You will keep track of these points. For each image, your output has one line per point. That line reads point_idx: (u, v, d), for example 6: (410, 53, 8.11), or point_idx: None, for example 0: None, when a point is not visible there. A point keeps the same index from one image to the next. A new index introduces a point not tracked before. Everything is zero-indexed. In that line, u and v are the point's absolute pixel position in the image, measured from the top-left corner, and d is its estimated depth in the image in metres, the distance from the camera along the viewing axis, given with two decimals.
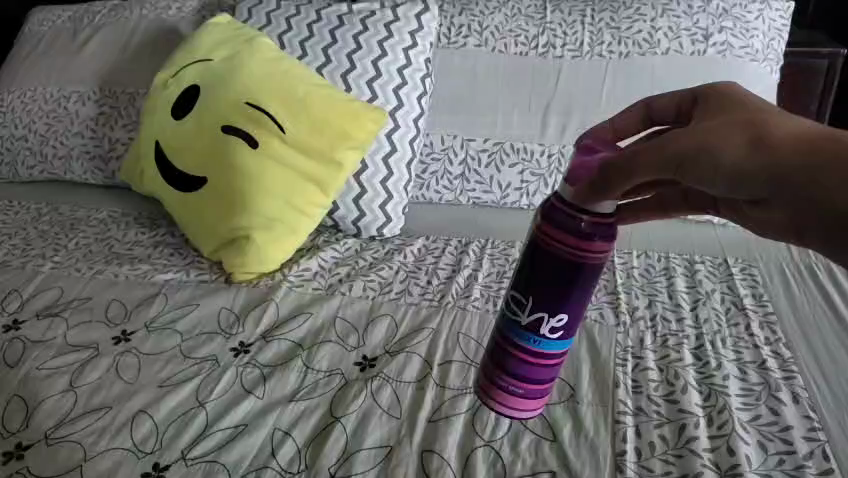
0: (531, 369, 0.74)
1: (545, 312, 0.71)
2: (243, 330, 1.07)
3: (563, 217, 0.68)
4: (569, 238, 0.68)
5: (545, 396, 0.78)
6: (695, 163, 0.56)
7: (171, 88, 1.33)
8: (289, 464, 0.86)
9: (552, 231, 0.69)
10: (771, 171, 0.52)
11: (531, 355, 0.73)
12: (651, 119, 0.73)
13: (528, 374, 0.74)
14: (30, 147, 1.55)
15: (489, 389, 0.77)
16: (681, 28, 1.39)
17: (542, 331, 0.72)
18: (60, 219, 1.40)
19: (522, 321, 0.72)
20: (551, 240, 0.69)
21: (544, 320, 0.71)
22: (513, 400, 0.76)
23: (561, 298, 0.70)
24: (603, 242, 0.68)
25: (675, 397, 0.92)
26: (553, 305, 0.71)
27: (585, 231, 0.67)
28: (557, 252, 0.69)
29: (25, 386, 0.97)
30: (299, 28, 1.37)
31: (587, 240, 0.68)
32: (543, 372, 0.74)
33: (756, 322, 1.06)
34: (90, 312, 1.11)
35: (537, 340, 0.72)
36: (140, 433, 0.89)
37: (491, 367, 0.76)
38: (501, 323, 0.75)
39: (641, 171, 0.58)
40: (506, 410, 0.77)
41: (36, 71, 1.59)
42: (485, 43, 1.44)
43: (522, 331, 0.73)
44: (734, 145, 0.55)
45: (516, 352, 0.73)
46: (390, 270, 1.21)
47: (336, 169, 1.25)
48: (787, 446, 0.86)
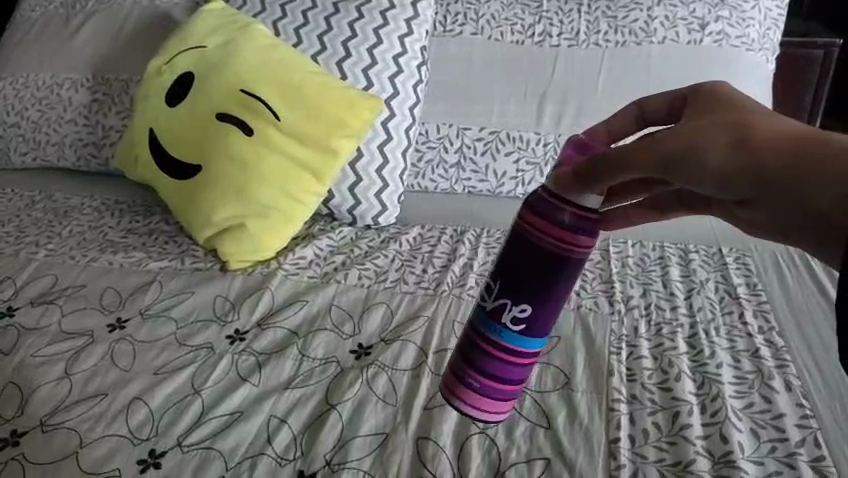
0: (499, 365, 0.72)
1: (510, 299, 0.71)
2: (238, 317, 1.07)
3: (544, 203, 0.69)
4: (549, 226, 0.68)
5: (512, 399, 0.75)
6: (684, 163, 0.58)
7: (165, 74, 1.32)
8: (285, 451, 0.87)
9: (532, 217, 0.69)
10: (757, 175, 0.56)
11: (497, 350, 0.72)
12: (645, 120, 0.73)
13: (496, 371, 0.73)
14: (23, 134, 1.54)
15: (455, 387, 0.75)
16: (678, 17, 1.39)
17: (506, 322, 0.71)
18: (54, 207, 1.40)
19: (488, 307, 0.72)
20: (529, 225, 0.69)
21: (506, 307, 0.71)
22: (476, 399, 0.74)
23: (526, 289, 0.70)
24: (582, 236, 0.69)
25: (669, 385, 0.93)
26: (520, 294, 0.70)
27: (566, 220, 0.68)
28: (536, 240, 0.69)
29: (19, 373, 0.97)
30: (294, 15, 1.36)
31: (564, 229, 0.68)
32: (513, 372, 0.73)
33: (750, 311, 1.07)
34: (85, 300, 1.10)
35: (501, 329, 0.72)
36: (136, 419, 0.90)
37: (459, 363, 0.74)
38: (473, 315, 0.74)
39: (630, 171, 0.61)
40: (469, 409, 0.75)
41: (27, 57, 1.58)
42: (481, 31, 1.43)
43: (487, 319, 0.72)
44: (719, 146, 0.58)
45: (484, 345, 0.72)
46: (385, 259, 1.21)
47: (332, 157, 1.25)
48: (780, 434, 0.86)
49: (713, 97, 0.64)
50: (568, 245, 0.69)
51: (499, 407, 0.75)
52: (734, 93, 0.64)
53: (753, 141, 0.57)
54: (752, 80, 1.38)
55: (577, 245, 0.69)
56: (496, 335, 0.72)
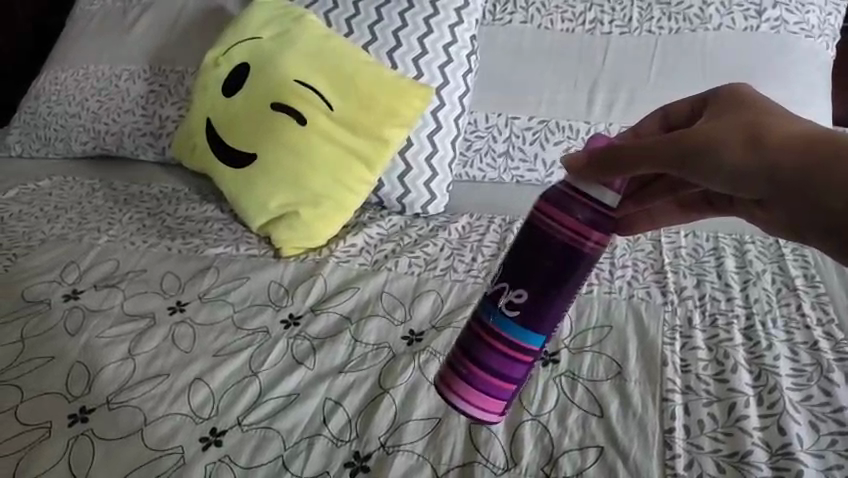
0: (499, 359, 0.73)
1: (508, 283, 0.72)
2: (292, 302, 1.10)
3: (558, 194, 0.70)
4: (560, 215, 0.69)
5: (504, 398, 0.75)
6: (701, 159, 0.58)
7: (222, 66, 1.35)
8: (341, 432, 0.89)
9: (545, 207, 0.71)
10: (769, 172, 0.55)
11: (492, 340, 0.73)
12: (669, 122, 0.72)
13: (495, 365, 0.73)
14: (83, 124, 1.59)
15: (452, 380, 0.75)
16: (734, 3, 1.36)
17: (502, 306, 0.73)
18: (114, 194, 1.44)
19: (489, 293, 0.74)
20: (540, 212, 0.71)
21: (504, 291, 0.73)
22: (467, 390, 0.75)
23: (528, 276, 0.72)
24: (592, 231, 0.69)
25: (725, 376, 0.92)
26: (521, 280, 0.72)
27: (577, 210, 0.69)
28: (545, 229, 0.70)
29: (85, 353, 1.01)
30: (345, 5, 1.37)
31: (574, 220, 0.69)
32: (509, 368, 0.73)
33: (808, 303, 1.05)
34: (145, 284, 1.14)
35: (499, 316, 0.73)
36: (197, 399, 0.94)
37: (460, 357, 0.75)
38: (479, 306, 0.75)
39: (645, 162, 0.61)
40: (460, 402, 0.75)
41: (88, 50, 1.63)
42: (530, 19, 1.43)
43: (488, 306, 0.74)
44: (738, 144, 0.57)
45: (485, 335, 0.74)
46: (435, 247, 1.22)
47: (383, 146, 1.26)
48: (840, 426, 0.85)
49: (740, 98, 0.64)
50: (578, 236, 0.70)
51: (486, 403, 0.75)
52: (757, 95, 0.64)
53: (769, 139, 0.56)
54: (810, 68, 1.35)
55: (586, 240, 0.70)
56: (494, 323, 0.73)
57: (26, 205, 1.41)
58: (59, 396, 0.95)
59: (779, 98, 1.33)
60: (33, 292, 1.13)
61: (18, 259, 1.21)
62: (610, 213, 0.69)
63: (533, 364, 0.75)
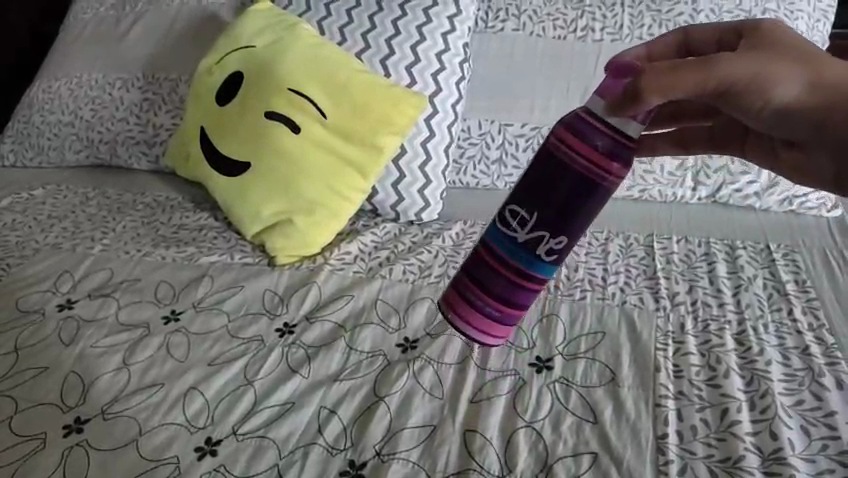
0: (523, 293, 0.76)
1: (547, 230, 0.72)
2: (287, 311, 1.10)
3: (585, 129, 0.69)
4: (581, 148, 0.69)
5: (516, 322, 0.80)
6: (749, 93, 0.65)
7: (216, 74, 1.35)
8: (336, 440, 0.89)
9: (572, 141, 0.69)
10: (818, 115, 0.66)
11: (511, 274, 0.74)
12: (689, 46, 0.77)
13: (518, 298, 0.76)
14: (77, 133, 1.60)
15: (472, 310, 0.78)
16: (724, 11, 1.37)
17: (541, 254, 0.73)
18: (108, 203, 1.45)
19: (520, 239, 0.73)
20: (559, 143, 0.70)
21: (544, 239, 0.72)
22: (482, 319, 0.78)
23: (549, 214, 0.72)
24: (611, 165, 0.69)
25: (717, 382, 0.93)
26: (554, 223, 0.72)
27: (597, 142, 0.69)
28: (564, 162, 0.70)
29: (80, 363, 1.01)
30: (338, 14, 1.38)
31: (594, 153, 0.69)
32: (528, 297, 0.76)
33: (799, 308, 1.06)
34: (140, 293, 1.14)
35: (533, 258, 0.73)
36: (192, 408, 0.94)
37: (483, 291, 0.76)
38: (499, 245, 0.74)
39: (681, 91, 0.64)
40: (480, 329, 0.79)
41: (81, 58, 1.63)
42: (523, 27, 1.44)
43: (508, 243, 0.74)
44: (788, 83, 0.65)
45: (513, 274, 0.74)
46: (429, 254, 1.23)
47: (377, 154, 1.27)
48: (831, 431, 0.86)
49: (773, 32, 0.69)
50: (599, 171, 0.70)
51: (502, 328, 0.79)
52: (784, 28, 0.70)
53: (818, 82, 0.65)
54: None
55: (605, 175, 0.70)
56: (516, 260, 0.74)
57: (19, 214, 1.41)
58: (53, 407, 0.94)
59: None
60: (27, 302, 1.13)
61: (13, 268, 1.21)
62: (629, 145, 0.69)
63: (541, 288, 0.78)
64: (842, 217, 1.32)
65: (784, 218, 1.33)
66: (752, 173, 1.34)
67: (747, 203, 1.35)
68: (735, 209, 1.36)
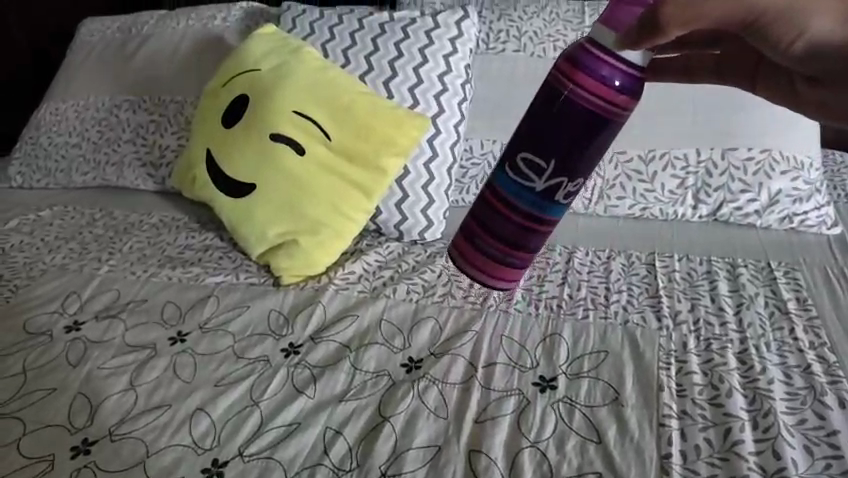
0: (539, 238, 0.77)
1: (564, 176, 0.73)
2: (292, 331, 1.11)
3: (596, 65, 0.67)
4: (591, 84, 0.68)
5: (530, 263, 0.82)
6: (775, 23, 0.63)
7: (221, 97, 1.37)
8: (342, 461, 0.90)
9: (583, 79, 0.68)
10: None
11: (526, 222, 0.75)
12: None
13: (534, 244, 0.78)
14: (84, 154, 1.62)
15: (489, 261, 0.79)
16: None
17: (558, 198, 0.75)
18: (114, 224, 1.46)
19: (538, 189, 0.74)
20: (566, 81, 0.69)
21: (561, 186, 0.73)
22: (497, 268, 0.79)
23: (563, 155, 0.72)
24: (621, 97, 0.69)
25: (720, 401, 0.93)
26: (569, 168, 0.72)
27: (606, 76, 0.67)
28: (573, 100, 0.69)
29: (88, 384, 1.02)
30: (342, 37, 1.41)
31: (605, 87, 0.68)
32: (543, 240, 0.78)
33: (800, 326, 1.07)
34: (147, 314, 1.15)
35: (548, 205, 0.75)
36: (198, 430, 0.94)
37: (501, 243, 0.77)
38: (513, 196, 0.75)
39: (702, 18, 0.61)
40: (498, 277, 0.80)
41: (90, 82, 1.66)
42: (523, 48, 1.46)
43: (523, 193, 0.74)
44: (823, 13, 0.62)
45: (529, 224, 0.76)
46: (433, 273, 1.24)
47: (380, 175, 1.28)
48: (834, 450, 0.86)
49: None
50: (612, 107, 0.69)
51: (518, 272, 0.81)
52: None
53: None
54: None
55: (617, 109, 0.69)
56: (532, 209, 0.75)
57: (27, 235, 1.42)
58: (60, 428, 0.95)
59: (767, 123, 1.35)
60: (35, 323, 1.14)
61: (20, 290, 1.22)
62: (639, 73, 0.68)
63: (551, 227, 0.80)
64: (843, 234, 1.33)
65: (785, 235, 1.34)
66: (752, 191, 1.35)
67: (748, 221, 1.36)
68: (738, 226, 1.37)
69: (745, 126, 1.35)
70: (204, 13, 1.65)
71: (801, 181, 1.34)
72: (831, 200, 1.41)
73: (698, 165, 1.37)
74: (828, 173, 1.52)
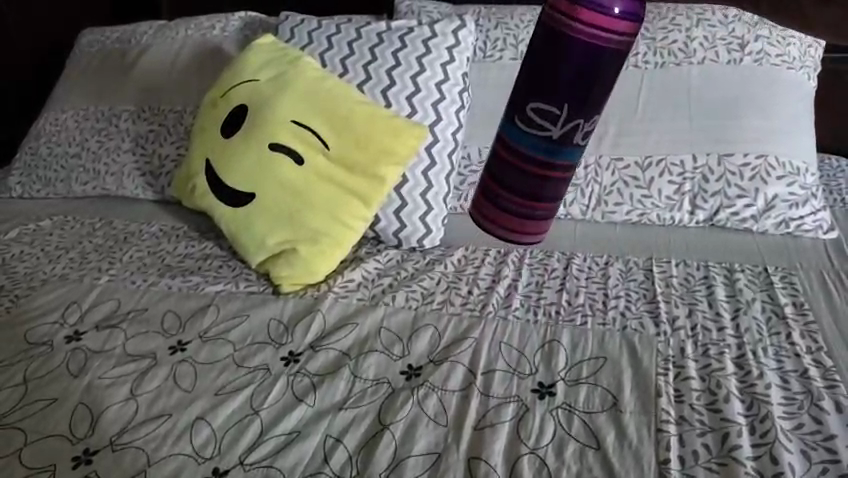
0: (558, 188, 0.66)
1: (581, 119, 0.62)
2: (292, 340, 1.12)
3: None
4: (589, 14, 0.57)
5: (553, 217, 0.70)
6: None
7: (220, 107, 1.38)
8: (341, 469, 0.90)
9: (578, 12, 0.58)
10: None
11: (540, 171, 0.64)
12: None
13: (554, 194, 0.66)
14: (83, 164, 1.62)
15: (508, 221, 0.68)
16: (718, 38, 1.40)
17: (575, 141, 0.63)
18: (114, 234, 1.47)
19: (554, 136, 0.62)
20: (561, 19, 0.59)
21: (578, 129, 0.62)
22: (521, 225, 0.69)
23: (575, 97, 0.60)
24: (625, 22, 0.58)
25: (717, 406, 0.94)
26: (586, 112, 0.61)
27: (605, 4, 0.57)
28: (575, 37, 0.58)
29: (89, 394, 1.02)
30: (339, 46, 1.42)
31: (605, 14, 0.57)
32: (562, 188, 0.67)
33: (798, 331, 1.08)
34: (147, 323, 1.16)
35: (563, 150, 0.63)
36: (199, 439, 0.95)
37: (516, 199, 0.67)
38: (521, 144, 0.64)
39: None
40: (520, 236, 0.70)
41: (89, 92, 1.68)
42: (520, 56, 1.47)
43: (535, 140, 0.63)
44: None
45: (545, 172, 0.65)
46: (432, 281, 1.25)
47: (379, 183, 1.29)
48: (831, 455, 0.86)
49: None
50: (617, 36, 0.58)
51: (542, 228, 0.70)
52: None
53: None
54: (792, 99, 1.39)
55: (625, 37, 0.59)
56: (547, 157, 0.64)
57: (27, 245, 1.43)
58: (62, 439, 0.95)
59: (764, 128, 1.36)
60: (36, 334, 1.14)
61: (21, 300, 1.23)
62: None
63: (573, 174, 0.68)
64: (839, 239, 1.34)
65: (782, 240, 1.35)
66: (748, 196, 1.35)
67: (745, 226, 1.37)
68: (737, 231, 1.38)
69: (743, 130, 1.36)
70: (202, 23, 1.66)
71: (797, 186, 1.35)
72: (827, 205, 1.41)
73: (694, 171, 1.37)
74: (824, 178, 1.53)
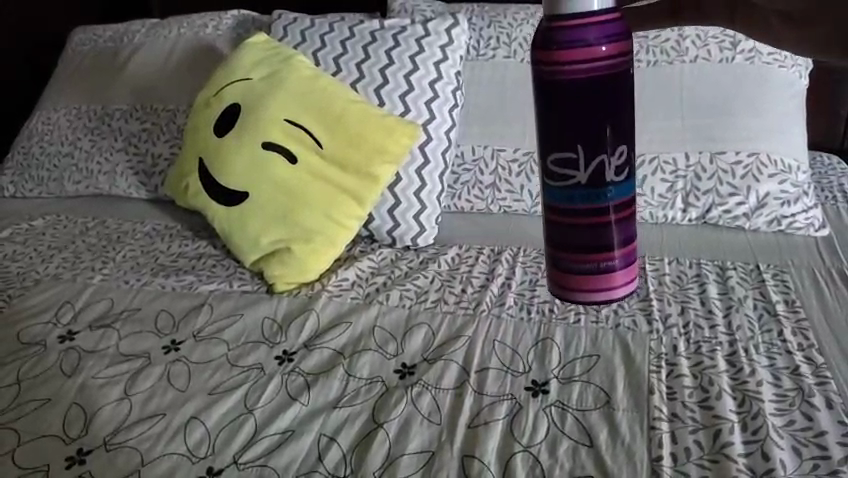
0: (610, 231, 0.66)
1: (604, 154, 0.63)
2: (286, 339, 1.12)
3: (569, 33, 0.60)
4: (575, 52, 0.60)
5: (628, 264, 0.68)
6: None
7: (213, 106, 1.37)
8: (336, 468, 0.89)
9: (568, 58, 0.60)
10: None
11: (586, 219, 0.65)
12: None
13: (612, 238, 0.66)
14: (76, 163, 1.62)
15: (578, 282, 0.68)
16: (710, 36, 1.40)
17: (609, 180, 0.64)
18: (107, 233, 1.47)
19: (583, 181, 0.64)
20: (551, 66, 0.61)
21: (605, 164, 0.63)
22: (594, 278, 0.67)
23: (588, 137, 0.62)
24: (612, 46, 0.60)
25: (710, 403, 0.94)
26: (607, 142, 0.63)
27: (591, 40, 0.59)
28: (571, 78, 0.61)
29: (82, 394, 1.02)
30: (333, 45, 1.42)
31: (593, 49, 0.60)
32: (618, 231, 0.66)
33: (789, 328, 1.08)
34: (140, 323, 1.16)
35: (599, 192, 0.64)
36: (193, 438, 0.94)
37: (576, 256, 0.67)
38: (559, 203, 0.66)
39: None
40: (598, 293, 0.68)
41: (81, 91, 1.67)
42: (513, 54, 1.47)
43: (563, 192, 0.65)
44: None
45: (590, 220, 0.65)
46: (425, 279, 1.25)
47: (371, 182, 1.29)
48: (822, 451, 0.87)
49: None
50: (613, 61, 0.61)
51: (618, 278, 0.68)
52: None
53: None
54: (783, 97, 1.39)
55: (617, 59, 0.61)
56: (584, 203, 0.65)
57: (20, 245, 1.42)
58: (56, 439, 0.95)
59: (755, 126, 1.37)
60: (29, 334, 1.14)
61: (14, 299, 1.23)
62: (611, 15, 0.60)
63: (630, 213, 0.67)
64: (831, 236, 1.34)
65: (777, 237, 1.35)
66: (741, 194, 1.36)
67: (738, 224, 1.38)
68: (732, 228, 1.39)
69: (733, 128, 1.37)
70: (195, 21, 1.66)
71: (789, 184, 1.36)
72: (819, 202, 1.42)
73: (687, 169, 1.38)
74: (816, 176, 1.54)
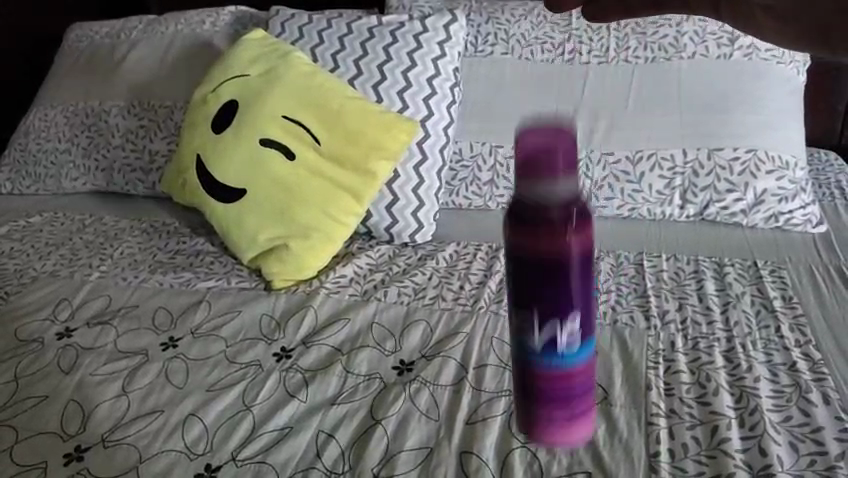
0: (565, 398, 0.62)
1: (556, 325, 0.59)
2: (284, 335, 1.12)
3: (529, 212, 0.57)
4: (536, 234, 0.57)
5: (587, 415, 0.64)
6: None
7: (210, 102, 1.37)
8: (334, 465, 0.89)
9: (526, 234, 0.57)
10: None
11: (542, 387, 0.62)
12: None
13: (567, 401, 0.63)
14: (73, 161, 1.62)
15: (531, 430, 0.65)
16: (708, 32, 1.40)
17: (564, 342, 0.60)
18: (104, 230, 1.46)
19: (536, 344, 0.60)
20: (512, 244, 0.58)
21: (557, 335, 0.60)
22: (548, 430, 0.64)
23: (546, 309, 0.59)
24: (574, 239, 0.57)
25: (707, 399, 0.95)
26: (561, 317, 0.59)
27: (552, 229, 0.56)
28: (529, 260, 0.58)
29: (80, 391, 1.02)
30: (330, 41, 1.42)
31: (552, 243, 0.57)
32: (575, 394, 0.62)
33: (786, 325, 1.08)
34: (138, 320, 1.16)
35: (553, 356, 0.61)
36: (191, 435, 0.94)
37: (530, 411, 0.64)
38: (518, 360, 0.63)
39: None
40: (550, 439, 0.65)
41: (77, 87, 1.67)
42: (511, 50, 1.47)
43: (523, 344, 0.62)
44: None
45: (545, 383, 0.62)
46: (423, 276, 1.25)
47: (369, 179, 1.29)
48: (819, 447, 0.87)
49: None
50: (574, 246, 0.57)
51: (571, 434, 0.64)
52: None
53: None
54: (780, 93, 1.40)
55: (577, 247, 0.58)
56: (541, 363, 0.61)
57: (17, 242, 1.42)
58: (53, 435, 0.95)
59: (752, 122, 1.37)
60: (27, 330, 1.14)
61: (11, 296, 1.23)
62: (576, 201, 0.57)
63: (592, 370, 0.63)
64: (828, 233, 1.35)
65: (774, 233, 1.36)
66: (739, 191, 1.36)
67: (736, 220, 1.38)
68: (729, 224, 1.39)
69: (730, 124, 1.37)
70: (193, 18, 1.65)
71: (787, 180, 1.36)
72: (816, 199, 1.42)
73: (685, 165, 1.38)
74: (813, 173, 1.54)
